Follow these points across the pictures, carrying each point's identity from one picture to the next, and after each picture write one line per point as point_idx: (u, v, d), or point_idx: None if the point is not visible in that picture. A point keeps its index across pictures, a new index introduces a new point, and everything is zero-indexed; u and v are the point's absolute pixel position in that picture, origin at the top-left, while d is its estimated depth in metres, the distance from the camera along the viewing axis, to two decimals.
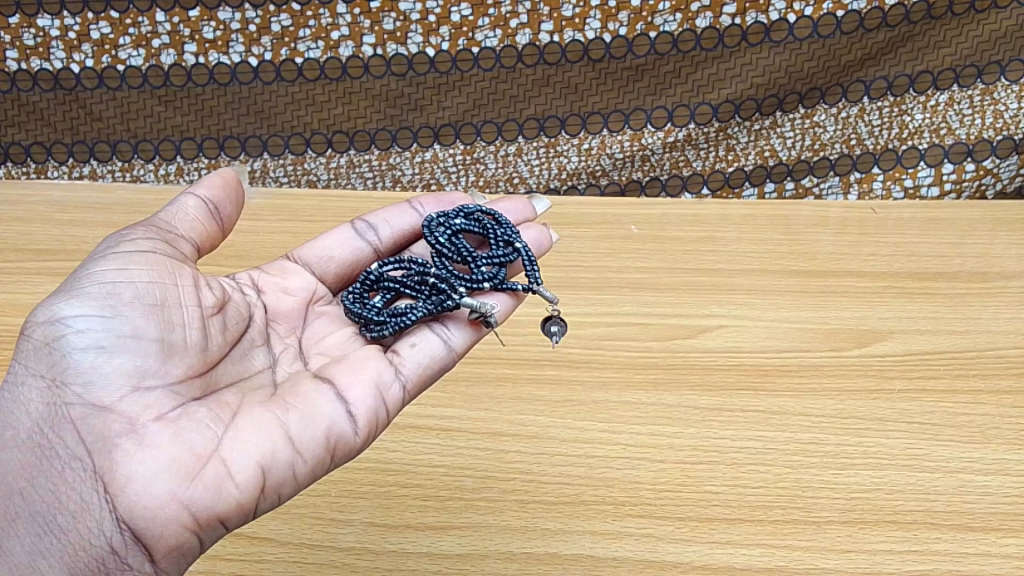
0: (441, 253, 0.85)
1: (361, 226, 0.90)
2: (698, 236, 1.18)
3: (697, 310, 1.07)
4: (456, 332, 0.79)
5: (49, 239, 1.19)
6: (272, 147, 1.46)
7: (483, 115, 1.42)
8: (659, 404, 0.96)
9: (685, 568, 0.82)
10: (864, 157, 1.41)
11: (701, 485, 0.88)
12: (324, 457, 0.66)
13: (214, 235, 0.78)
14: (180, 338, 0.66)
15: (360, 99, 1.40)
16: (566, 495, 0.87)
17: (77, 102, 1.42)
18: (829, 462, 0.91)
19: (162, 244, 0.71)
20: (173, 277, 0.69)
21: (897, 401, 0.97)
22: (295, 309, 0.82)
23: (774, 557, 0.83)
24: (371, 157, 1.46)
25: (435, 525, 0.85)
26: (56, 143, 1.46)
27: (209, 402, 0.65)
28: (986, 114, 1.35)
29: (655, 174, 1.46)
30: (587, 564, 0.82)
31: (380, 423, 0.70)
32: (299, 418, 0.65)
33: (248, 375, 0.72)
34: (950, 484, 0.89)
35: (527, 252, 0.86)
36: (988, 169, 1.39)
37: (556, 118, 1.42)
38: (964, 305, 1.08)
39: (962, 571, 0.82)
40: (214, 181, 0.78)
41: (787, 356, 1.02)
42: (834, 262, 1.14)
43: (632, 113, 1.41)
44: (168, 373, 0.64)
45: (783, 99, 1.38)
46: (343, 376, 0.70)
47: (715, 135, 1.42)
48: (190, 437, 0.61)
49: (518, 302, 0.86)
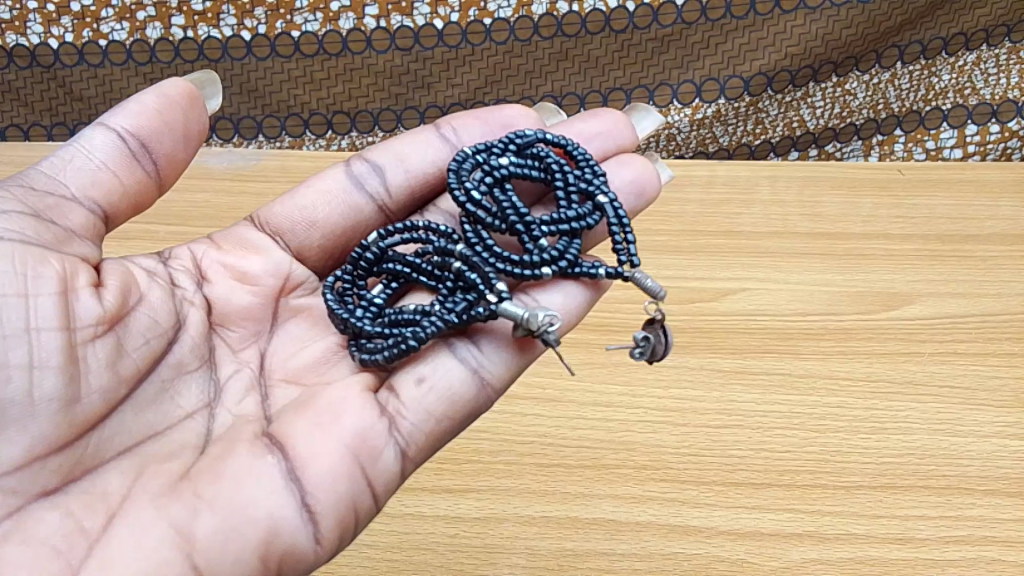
0: (479, 219, 0.75)
1: (354, 178, 0.82)
2: (717, 199, 1.14)
3: (719, 274, 1.03)
4: (491, 361, 0.69)
5: None
6: (267, 130, 1.43)
7: (496, 91, 1.38)
8: (680, 368, 0.93)
9: (711, 532, 0.79)
10: (888, 119, 1.35)
11: (725, 449, 0.85)
12: (259, 574, 0.56)
13: (137, 180, 0.69)
14: (18, 390, 0.56)
15: (363, 75, 1.36)
16: (586, 459, 0.84)
17: (56, 80, 1.38)
18: (858, 426, 0.88)
19: (26, 219, 0.62)
20: (21, 289, 0.58)
21: (928, 364, 0.93)
22: (255, 306, 0.74)
23: (803, 522, 0.80)
24: (376, 138, 1.42)
25: (451, 488, 0.82)
26: (33, 126, 1.44)
27: (70, 501, 0.56)
28: (1012, 74, 1.30)
29: (680, 153, 1.41)
30: (608, 529, 0.79)
31: (351, 514, 0.60)
32: (213, 531, 0.54)
33: (159, 432, 0.62)
34: (985, 449, 0.86)
35: (613, 209, 0.77)
36: (1014, 131, 1.31)
37: (575, 95, 1.37)
38: (997, 269, 1.04)
39: (999, 538, 0.79)
40: (148, 109, 0.69)
41: (813, 319, 0.98)
42: (860, 225, 1.10)
43: (657, 88, 1.36)
44: (0, 457, 0.55)
45: (818, 69, 1.33)
46: (303, 446, 0.60)
47: (746, 110, 1.37)
48: (28, 567, 0.51)
49: (597, 288, 0.76)
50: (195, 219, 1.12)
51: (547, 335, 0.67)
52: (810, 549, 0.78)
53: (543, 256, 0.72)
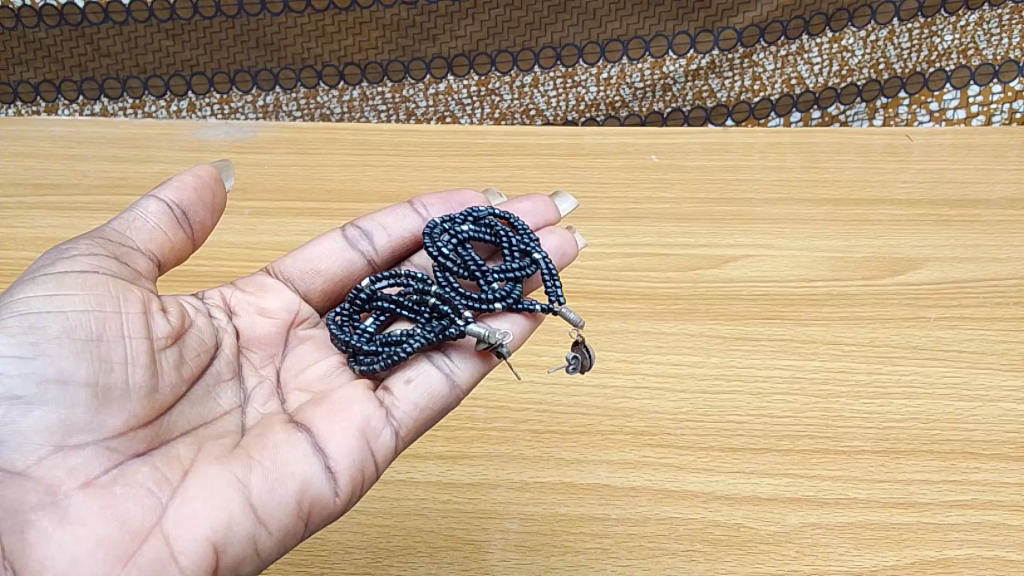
0: (446, 266, 0.75)
1: (353, 234, 0.79)
2: (721, 165, 1.11)
3: (720, 240, 1.01)
4: (461, 363, 0.68)
5: (59, 175, 1.15)
6: (283, 81, 1.41)
7: (498, 43, 1.36)
8: (679, 334, 0.90)
9: (708, 497, 0.77)
10: (891, 81, 1.32)
11: (724, 414, 0.83)
12: (295, 525, 0.56)
13: (183, 244, 0.67)
14: (120, 381, 0.55)
15: (372, 28, 1.35)
16: (581, 425, 0.82)
17: (84, 37, 1.37)
18: (861, 390, 0.86)
19: (108, 261, 0.60)
20: (115, 304, 0.57)
21: (933, 329, 0.91)
22: (273, 334, 0.72)
23: (803, 487, 0.78)
24: (384, 89, 1.41)
25: (443, 455, 0.80)
26: (65, 81, 1.42)
27: (154, 458, 0.55)
28: (1013, 33, 1.27)
29: (677, 105, 1.39)
30: (603, 494, 0.77)
31: (364, 480, 0.60)
32: (265, 487, 0.54)
33: (209, 419, 0.61)
34: (990, 413, 0.84)
35: (547, 265, 0.76)
36: (1017, 91, 1.30)
37: (574, 46, 1.35)
38: (1006, 232, 1.01)
39: (1004, 502, 0.77)
40: (187, 181, 0.67)
41: (817, 285, 0.96)
42: (867, 189, 1.07)
43: (654, 39, 1.33)
44: (102, 426, 0.54)
45: (810, 22, 1.29)
46: (322, 422, 0.59)
47: (740, 62, 1.34)
48: (124, 509, 0.51)
49: (536, 321, 0.76)
50: None
51: (503, 347, 0.68)
52: (809, 514, 0.76)
53: (496, 295, 0.73)
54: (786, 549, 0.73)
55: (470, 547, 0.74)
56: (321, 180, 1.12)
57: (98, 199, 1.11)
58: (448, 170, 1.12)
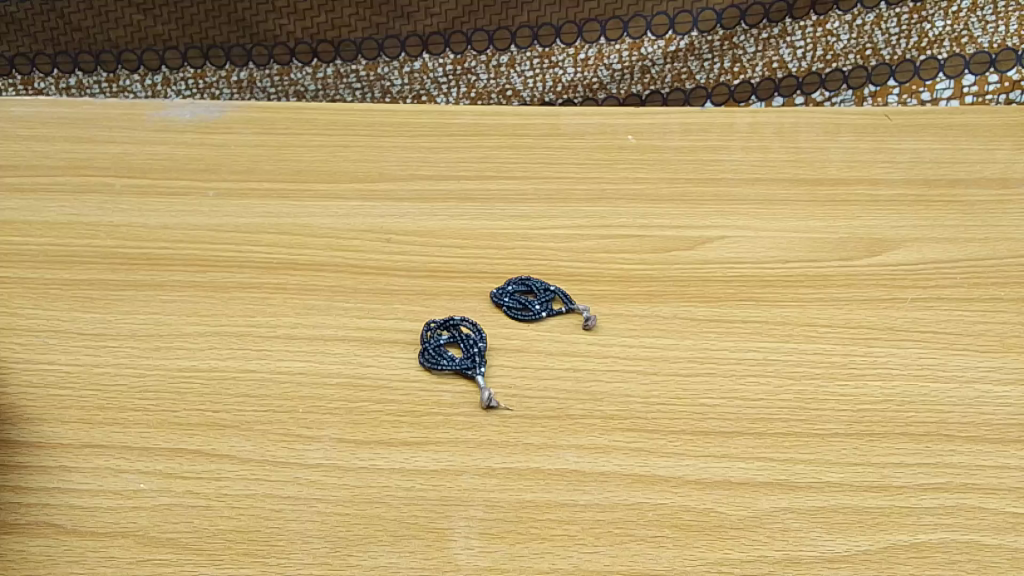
0: None
1: None
2: (699, 145, 1.08)
3: (696, 221, 0.98)
4: None
5: (7, 153, 1.05)
6: (256, 57, 1.38)
7: (474, 22, 1.34)
8: (653, 316, 0.87)
9: (677, 482, 0.73)
10: (879, 68, 1.28)
11: (696, 398, 0.80)
12: None
13: None
14: None
15: (345, 5, 1.33)
16: (552, 410, 0.78)
17: (55, 11, 1.35)
18: (836, 372, 0.82)
19: None
20: None
21: (910, 310, 0.89)
22: None
23: (776, 471, 0.74)
24: (359, 67, 1.37)
25: (408, 441, 0.75)
26: (38, 55, 1.38)
27: None
28: (1009, 21, 1.23)
29: (656, 87, 1.36)
30: (571, 479, 0.72)
31: None
32: None
33: None
34: (967, 395, 0.81)
35: None
36: (1013, 81, 1.25)
37: (551, 25, 1.33)
38: (984, 213, 1.00)
39: (980, 485, 0.73)
40: None
41: (794, 267, 0.93)
42: (845, 170, 1.05)
43: (632, 20, 1.31)
44: None
45: (793, 4, 1.27)
46: None
47: (720, 44, 1.31)
48: None
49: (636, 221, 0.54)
50: (146, 164, 1.04)
51: None
52: (781, 498, 0.72)
53: None
54: (756, 534, 0.69)
55: (433, 535, 0.68)
56: (291, 161, 1.04)
57: (46, 174, 1.01)
58: (422, 149, 1.07)
